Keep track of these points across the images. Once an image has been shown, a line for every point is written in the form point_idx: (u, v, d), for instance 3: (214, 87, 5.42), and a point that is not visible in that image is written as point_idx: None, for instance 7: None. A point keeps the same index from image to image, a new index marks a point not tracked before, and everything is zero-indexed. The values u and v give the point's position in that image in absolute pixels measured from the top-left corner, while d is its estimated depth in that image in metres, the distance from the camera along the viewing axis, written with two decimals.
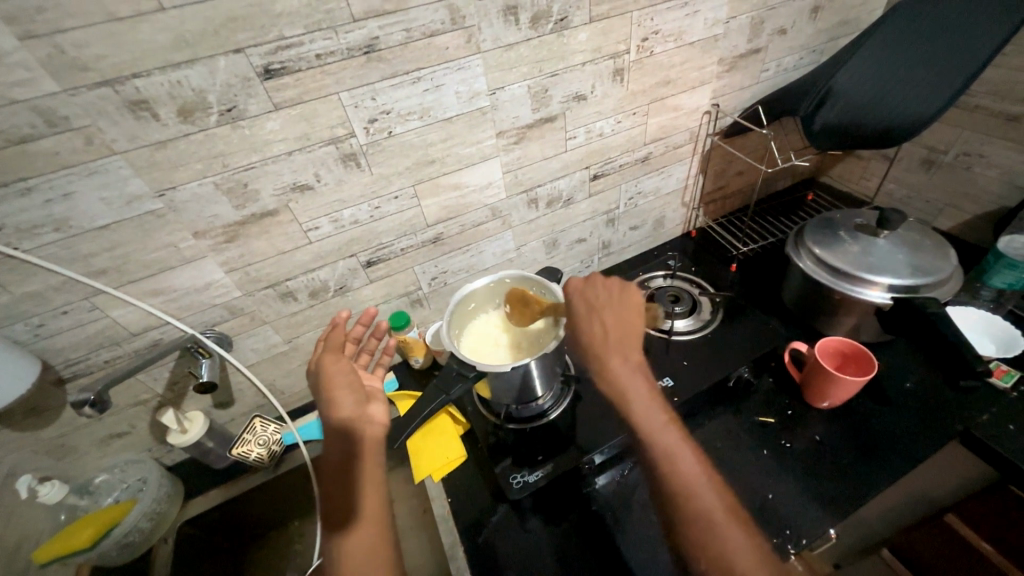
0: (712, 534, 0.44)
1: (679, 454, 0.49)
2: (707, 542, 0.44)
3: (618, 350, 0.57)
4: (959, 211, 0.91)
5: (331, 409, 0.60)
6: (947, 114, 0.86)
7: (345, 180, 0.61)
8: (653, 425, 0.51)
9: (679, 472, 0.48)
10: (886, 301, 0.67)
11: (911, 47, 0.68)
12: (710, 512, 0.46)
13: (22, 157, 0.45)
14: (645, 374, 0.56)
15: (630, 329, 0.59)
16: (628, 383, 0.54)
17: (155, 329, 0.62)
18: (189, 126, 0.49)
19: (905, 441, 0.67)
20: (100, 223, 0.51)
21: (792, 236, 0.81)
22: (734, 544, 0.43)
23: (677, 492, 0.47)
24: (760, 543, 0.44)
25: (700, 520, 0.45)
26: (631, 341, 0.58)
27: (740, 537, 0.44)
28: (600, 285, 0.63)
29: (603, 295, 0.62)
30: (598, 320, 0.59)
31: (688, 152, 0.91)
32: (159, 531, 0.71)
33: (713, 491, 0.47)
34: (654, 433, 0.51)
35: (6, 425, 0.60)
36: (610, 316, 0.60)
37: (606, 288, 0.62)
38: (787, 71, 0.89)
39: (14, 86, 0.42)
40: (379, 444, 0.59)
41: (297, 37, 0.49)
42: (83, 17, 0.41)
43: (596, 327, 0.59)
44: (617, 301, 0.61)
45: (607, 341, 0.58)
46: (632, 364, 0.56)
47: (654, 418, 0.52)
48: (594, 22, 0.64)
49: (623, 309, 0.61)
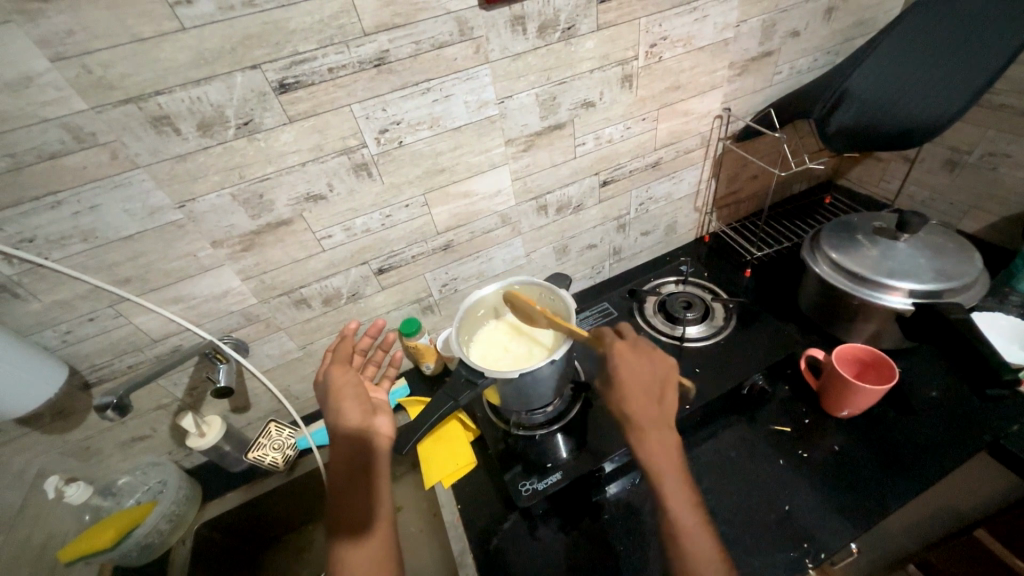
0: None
1: (697, 542, 0.48)
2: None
3: (656, 426, 0.54)
4: (984, 213, 0.88)
5: (338, 421, 0.60)
6: (970, 114, 0.84)
7: (357, 190, 0.63)
8: (677, 510, 0.50)
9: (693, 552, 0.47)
10: (908, 308, 0.65)
11: (933, 45, 0.66)
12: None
13: (51, 172, 0.47)
14: (679, 454, 0.53)
15: (671, 404, 0.56)
16: (662, 463, 0.52)
17: (175, 336, 0.65)
18: (208, 139, 0.51)
19: (929, 452, 0.65)
20: (125, 234, 0.54)
21: (808, 240, 0.79)
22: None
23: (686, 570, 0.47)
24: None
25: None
26: (669, 418, 0.55)
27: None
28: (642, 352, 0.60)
29: (641, 364, 0.58)
30: (635, 391, 0.56)
31: (699, 156, 0.90)
32: (177, 531, 0.73)
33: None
34: (678, 513, 0.50)
35: (34, 428, 0.62)
36: (648, 387, 0.57)
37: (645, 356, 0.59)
38: (801, 73, 0.88)
39: (44, 106, 0.44)
40: (386, 455, 0.61)
41: (310, 52, 0.50)
42: (110, 39, 0.43)
43: (635, 398, 0.56)
44: (657, 369, 0.58)
45: (644, 413, 0.55)
46: (668, 443, 0.53)
47: (681, 504, 0.50)
48: (602, 30, 0.65)
49: (662, 383, 0.57)
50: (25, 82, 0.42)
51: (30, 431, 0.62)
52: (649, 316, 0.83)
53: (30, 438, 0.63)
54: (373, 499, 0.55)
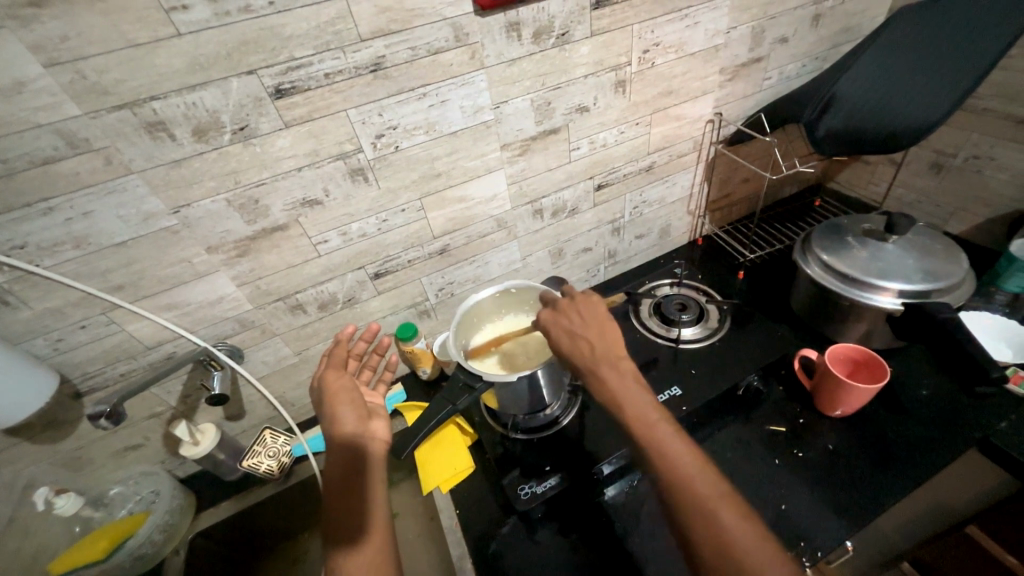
0: (717, 531, 0.41)
1: (673, 453, 0.47)
2: (712, 540, 0.41)
3: (606, 363, 0.54)
4: (969, 215, 0.90)
5: (333, 427, 0.60)
6: (954, 118, 0.86)
7: (353, 195, 0.63)
8: (646, 429, 0.49)
9: (677, 472, 0.45)
10: (897, 308, 0.66)
11: (920, 52, 0.68)
12: (717, 511, 0.42)
13: (44, 178, 0.47)
14: (637, 381, 0.52)
15: (613, 336, 0.57)
16: (623, 395, 0.51)
17: (169, 343, 0.64)
18: (204, 145, 0.51)
19: (921, 450, 0.66)
20: (118, 240, 0.53)
21: (799, 242, 0.81)
22: (748, 542, 0.41)
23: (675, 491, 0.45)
24: (770, 538, 0.41)
25: (709, 523, 0.42)
26: (616, 353, 0.55)
27: (744, 529, 0.41)
28: (576, 301, 0.61)
29: (578, 311, 0.59)
30: (577, 332, 0.57)
31: (692, 160, 0.91)
32: (173, 540, 0.72)
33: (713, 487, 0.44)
34: (653, 437, 0.48)
35: (24, 438, 0.61)
36: (586, 327, 0.58)
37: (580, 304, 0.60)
38: (790, 79, 0.90)
39: (38, 111, 0.43)
40: (382, 461, 0.60)
41: (307, 58, 0.51)
42: (104, 44, 0.43)
43: (576, 341, 0.56)
44: (592, 311, 0.59)
45: (589, 351, 0.55)
46: (621, 370, 0.53)
47: (654, 428, 0.48)
48: (595, 36, 0.65)
49: (599, 325, 0.58)
50: (18, 87, 0.42)
51: (20, 441, 0.61)
52: (645, 318, 0.83)
53: (19, 449, 0.61)
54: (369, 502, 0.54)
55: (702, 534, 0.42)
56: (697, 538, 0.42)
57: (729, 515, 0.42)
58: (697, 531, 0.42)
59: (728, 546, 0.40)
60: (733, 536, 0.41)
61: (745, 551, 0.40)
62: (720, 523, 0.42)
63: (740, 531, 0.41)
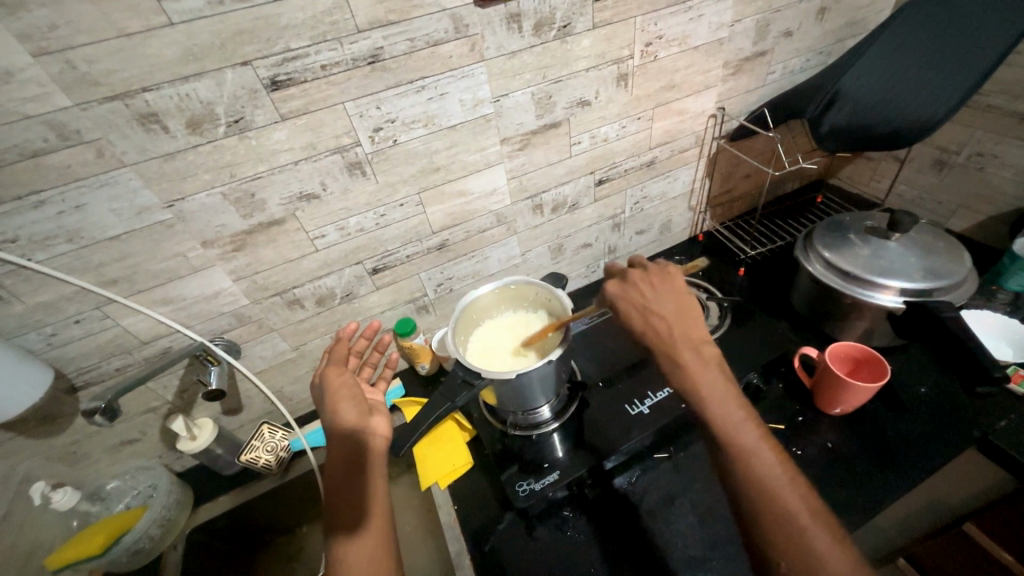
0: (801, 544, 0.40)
1: (757, 453, 0.45)
2: (791, 548, 0.40)
3: (688, 348, 0.53)
4: (972, 212, 0.90)
5: (336, 422, 0.60)
6: (959, 115, 0.85)
7: (350, 189, 0.62)
8: (730, 425, 0.47)
9: (756, 474, 0.44)
10: (900, 306, 0.65)
11: (920, 39, 0.67)
12: (799, 518, 0.41)
13: (34, 170, 0.46)
14: (720, 370, 0.51)
15: (697, 327, 0.55)
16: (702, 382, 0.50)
17: (164, 338, 0.63)
18: (198, 138, 0.50)
19: (920, 448, 0.66)
20: (112, 234, 0.52)
21: (801, 239, 0.80)
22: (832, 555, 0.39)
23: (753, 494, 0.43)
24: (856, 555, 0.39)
25: (789, 531, 0.41)
26: (696, 338, 0.54)
27: (831, 546, 0.39)
28: (661, 282, 0.59)
29: (660, 294, 0.58)
30: (658, 316, 0.56)
31: (694, 155, 0.90)
32: (169, 535, 0.72)
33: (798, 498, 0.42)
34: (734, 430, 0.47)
35: (20, 433, 0.61)
36: (668, 313, 0.56)
37: (660, 285, 0.59)
38: (794, 74, 0.88)
39: (27, 102, 0.43)
40: (383, 455, 0.59)
41: (303, 49, 0.49)
42: (95, 33, 0.42)
43: (657, 325, 0.56)
44: (676, 297, 0.58)
45: (670, 337, 0.55)
46: (705, 359, 0.52)
47: (734, 420, 0.47)
48: (597, 28, 0.64)
49: (678, 305, 0.57)
50: (6, 77, 0.41)
51: (16, 436, 0.61)
52: None
53: (15, 443, 0.61)
54: (370, 496, 0.54)
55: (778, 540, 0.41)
56: (776, 551, 0.41)
57: (821, 536, 0.40)
58: (775, 537, 0.41)
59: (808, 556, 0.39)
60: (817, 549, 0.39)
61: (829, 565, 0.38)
62: (803, 532, 0.40)
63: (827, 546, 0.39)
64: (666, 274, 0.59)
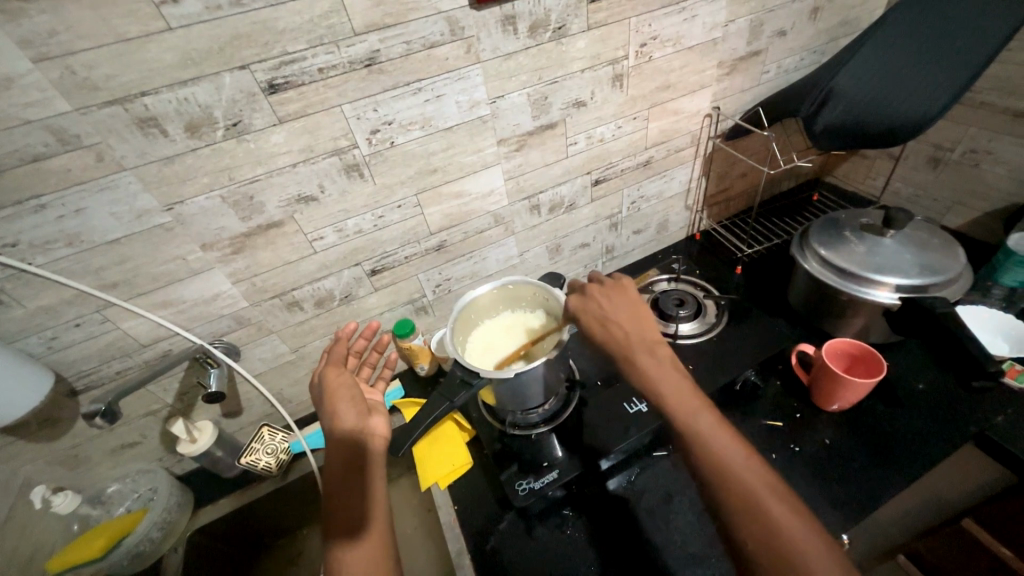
0: (765, 521, 0.41)
1: (716, 440, 0.46)
2: (757, 529, 0.41)
3: (642, 350, 0.56)
4: (967, 209, 0.90)
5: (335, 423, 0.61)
6: (952, 112, 0.86)
7: (348, 191, 0.62)
8: (688, 415, 0.49)
9: (717, 458, 0.45)
10: (894, 302, 0.66)
11: (913, 43, 0.68)
12: (760, 497, 0.42)
13: (35, 175, 0.46)
14: (673, 366, 0.53)
15: (652, 330, 0.58)
16: (658, 378, 0.52)
17: (164, 340, 0.63)
18: (196, 141, 0.51)
19: (918, 444, 0.66)
20: (112, 237, 0.53)
21: (797, 237, 0.80)
22: (795, 531, 0.40)
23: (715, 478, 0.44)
24: (819, 529, 0.40)
25: (752, 509, 0.42)
26: (650, 339, 0.57)
27: (794, 521, 0.40)
28: (614, 294, 0.62)
29: (616, 304, 0.61)
30: (615, 324, 0.59)
31: (690, 155, 0.91)
32: (170, 538, 0.72)
33: (757, 476, 0.44)
34: (692, 419, 0.48)
35: (21, 437, 0.61)
36: (624, 321, 0.59)
37: (613, 296, 0.62)
38: (788, 73, 0.89)
39: (27, 107, 0.43)
40: (382, 457, 0.60)
41: (300, 52, 0.50)
42: (94, 39, 0.42)
43: (615, 332, 0.58)
44: (630, 306, 0.61)
45: (627, 341, 0.57)
46: (660, 358, 0.54)
47: (691, 410, 0.49)
48: (592, 30, 0.65)
49: (631, 310, 0.60)
50: (6, 83, 0.41)
51: (16, 440, 0.61)
52: None
53: (16, 447, 0.62)
54: (369, 498, 0.54)
55: (744, 520, 0.42)
56: (744, 532, 0.41)
57: (782, 511, 0.41)
58: (740, 520, 0.42)
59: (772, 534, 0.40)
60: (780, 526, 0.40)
61: (791, 539, 0.39)
62: (766, 512, 0.41)
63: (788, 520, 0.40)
64: (619, 287, 0.63)
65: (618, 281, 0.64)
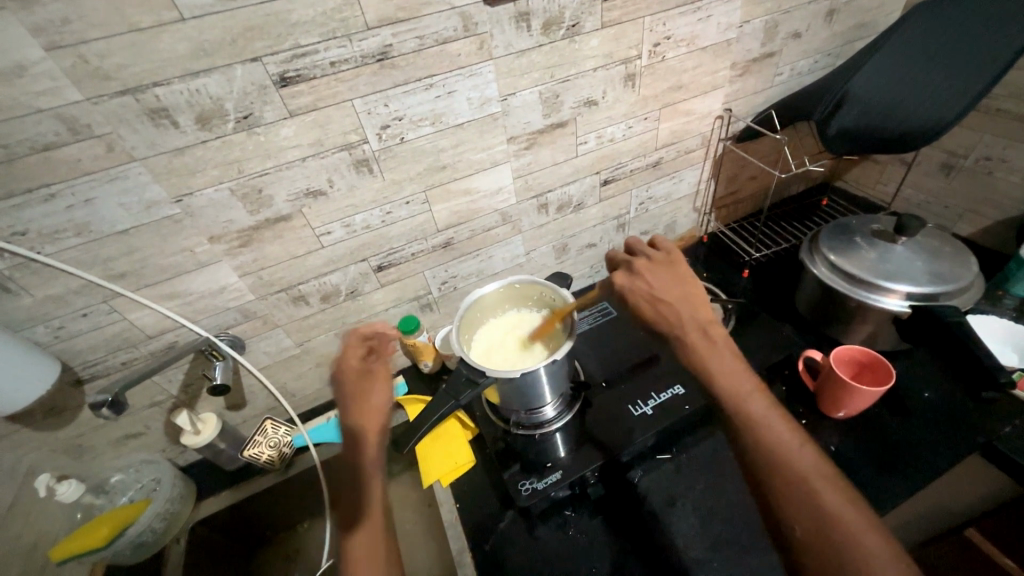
0: (816, 507, 0.41)
1: (767, 424, 0.47)
2: (805, 513, 0.41)
3: (694, 332, 0.55)
4: (979, 217, 0.89)
5: (347, 420, 0.58)
6: (968, 118, 0.84)
7: (357, 186, 0.62)
8: (740, 399, 0.49)
9: (770, 440, 0.46)
10: (904, 310, 0.65)
11: (939, 42, 0.67)
12: (809, 481, 0.42)
13: (45, 164, 0.46)
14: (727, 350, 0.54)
15: (704, 311, 0.57)
16: (710, 360, 0.53)
17: (170, 332, 0.63)
18: (207, 133, 0.50)
19: (923, 453, 0.66)
20: (121, 228, 0.53)
21: (806, 241, 0.80)
22: (846, 518, 0.40)
23: (767, 460, 0.45)
24: (870, 518, 0.40)
25: (803, 494, 0.42)
26: (702, 320, 0.56)
27: (844, 509, 0.41)
28: (663, 268, 0.60)
29: (667, 279, 0.59)
30: (665, 302, 0.58)
31: (699, 156, 0.90)
32: (171, 531, 0.72)
33: (810, 463, 0.44)
34: (746, 401, 0.49)
35: (26, 425, 0.61)
36: (674, 298, 0.58)
37: (663, 272, 0.60)
38: (801, 75, 0.88)
39: (39, 95, 0.43)
40: (378, 458, 0.56)
41: (312, 45, 0.50)
42: (106, 28, 0.42)
43: (666, 311, 0.57)
44: (678, 284, 0.59)
45: (677, 322, 0.57)
46: (711, 341, 0.55)
47: (743, 394, 0.50)
48: (606, 28, 0.64)
49: (683, 288, 0.59)
50: (19, 71, 0.41)
51: (21, 427, 0.61)
52: None
53: (20, 435, 0.62)
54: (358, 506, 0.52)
55: (791, 503, 0.42)
56: (792, 516, 0.42)
57: (834, 500, 0.41)
58: (788, 503, 0.42)
59: (825, 518, 0.40)
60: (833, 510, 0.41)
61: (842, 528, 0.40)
62: (818, 495, 0.42)
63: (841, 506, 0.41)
64: (667, 261, 0.60)
65: (667, 254, 0.62)
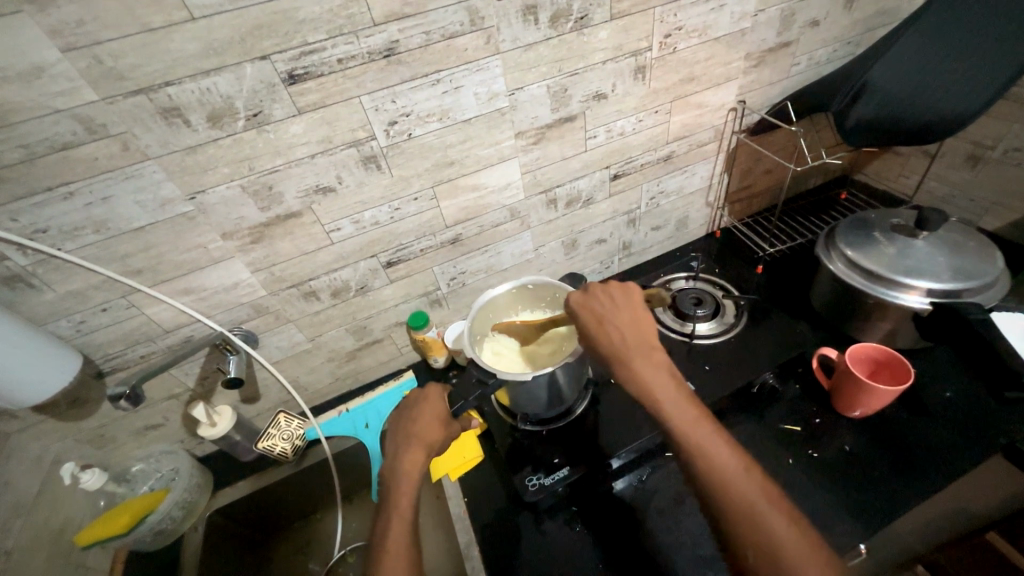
0: (766, 539, 0.41)
1: (717, 457, 0.46)
2: (758, 546, 0.41)
3: (640, 355, 0.53)
4: (1007, 210, 0.86)
5: (394, 454, 0.57)
6: (996, 108, 0.81)
7: (365, 183, 0.62)
8: (690, 429, 0.47)
9: (720, 471, 0.44)
10: (924, 307, 0.63)
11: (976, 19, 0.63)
12: (760, 514, 0.42)
13: (62, 163, 0.47)
14: (672, 375, 0.52)
15: (649, 333, 0.55)
16: (657, 386, 0.51)
17: (186, 327, 0.65)
18: (218, 131, 0.51)
19: (942, 453, 0.64)
20: (138, 224, 0.54)
21: (822, 236, 0.78)
22: (797, 550, 0.40)
23: (719, 492, 0.44)
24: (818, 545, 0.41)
25: (754, 524, 0.42)
26: (648, 343, 0.54)
27: (793, 538, 0.41)
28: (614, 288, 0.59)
29: (616, 301, 0.58)
30: (610, 326, 0.56)
31: (712, 150, 0.89)
32: (190, 517, 0.75)
33: (757, 492, 0.43)
34: (694, 431, 0.47)
35: (51, 415, 0.64)
36: (621, 321, 0.56)
37: (613, 293, 0.59)
38: (820, 65, 0.86)
39: (56, 96, 0.44)
40: (410, 483, 0.54)
41: (319, 42, 0.50)
42: (119, 28, 0.43)
43: (612, 334, 0.55)
44: (627, 307, 0.57)
45: (623, 345, 0.54)
46: (658, 366, 0.53)
47: (690, 422, 0.48)
48: (615, 20, 0.63)
49: (629, 311, 0.57)
50: (36, 72, 0.42)
51: (47, 418, 0.64)
52: (658, 311, 0.83)
53: (45, 425, 0.64)
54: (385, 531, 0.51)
55: (745, 534, 0.42)
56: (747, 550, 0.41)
57: (785, 530, 0.41)
58: (744, 535, 0.42)
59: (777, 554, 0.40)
60: (783, 544, 0.41)
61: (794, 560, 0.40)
62: (769, 528, 0.41)
63: (791, 539, 0.41)
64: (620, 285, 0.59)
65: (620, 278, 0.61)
